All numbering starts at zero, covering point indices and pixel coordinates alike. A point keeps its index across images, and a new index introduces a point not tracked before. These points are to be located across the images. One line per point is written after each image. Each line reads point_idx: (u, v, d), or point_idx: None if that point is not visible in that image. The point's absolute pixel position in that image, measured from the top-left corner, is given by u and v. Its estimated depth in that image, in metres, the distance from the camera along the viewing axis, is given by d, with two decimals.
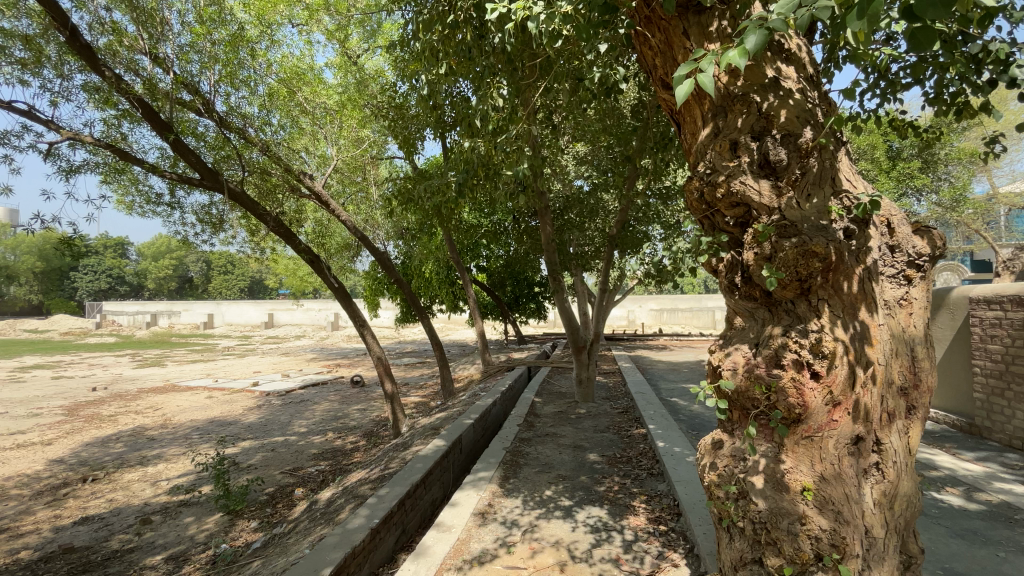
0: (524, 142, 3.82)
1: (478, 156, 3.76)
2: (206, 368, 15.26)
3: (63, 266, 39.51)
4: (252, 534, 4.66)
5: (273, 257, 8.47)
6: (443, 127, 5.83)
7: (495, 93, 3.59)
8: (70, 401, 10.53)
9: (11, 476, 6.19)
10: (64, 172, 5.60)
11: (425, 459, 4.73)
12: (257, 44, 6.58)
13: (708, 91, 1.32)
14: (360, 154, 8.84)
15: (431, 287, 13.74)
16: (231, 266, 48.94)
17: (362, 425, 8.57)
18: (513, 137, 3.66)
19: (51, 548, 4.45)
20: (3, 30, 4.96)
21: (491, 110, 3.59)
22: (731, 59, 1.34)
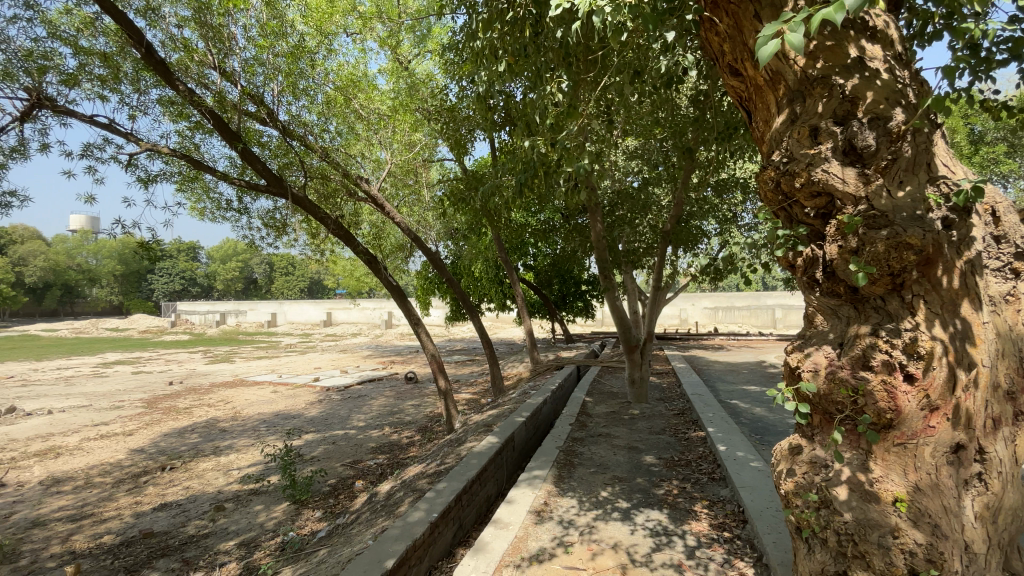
0: (579, 137, 3.76)
1: (535, 154, 3.76)
2: (271, 364, 16.15)
3: (143, 270, 42.92)
4: (316, 523, 4.87)
5: (331, 259, 8.83)
6: (493, 127, 5.87)
7: (553, 87, 3.56)
8: (150, 394, 11.42)
9: (101, 463, 6.78)
10: (144, 181, 6.05)
11: (480, 456, 4.78)
12: (314, 54, 6.86)
13: (794, 52, 1.28)
14: (412, 157, 9.06)
15: (481, 286, 13.92)
16: (291, 267, 51.57)
17: (416, 421, 8.79)
18: (568, 133, 3.62)
19: (137, 530, 4.82)
20: (83, 49, 5.39)
21: (549, 104, 3.56)
22: (827, 16, 1.27)
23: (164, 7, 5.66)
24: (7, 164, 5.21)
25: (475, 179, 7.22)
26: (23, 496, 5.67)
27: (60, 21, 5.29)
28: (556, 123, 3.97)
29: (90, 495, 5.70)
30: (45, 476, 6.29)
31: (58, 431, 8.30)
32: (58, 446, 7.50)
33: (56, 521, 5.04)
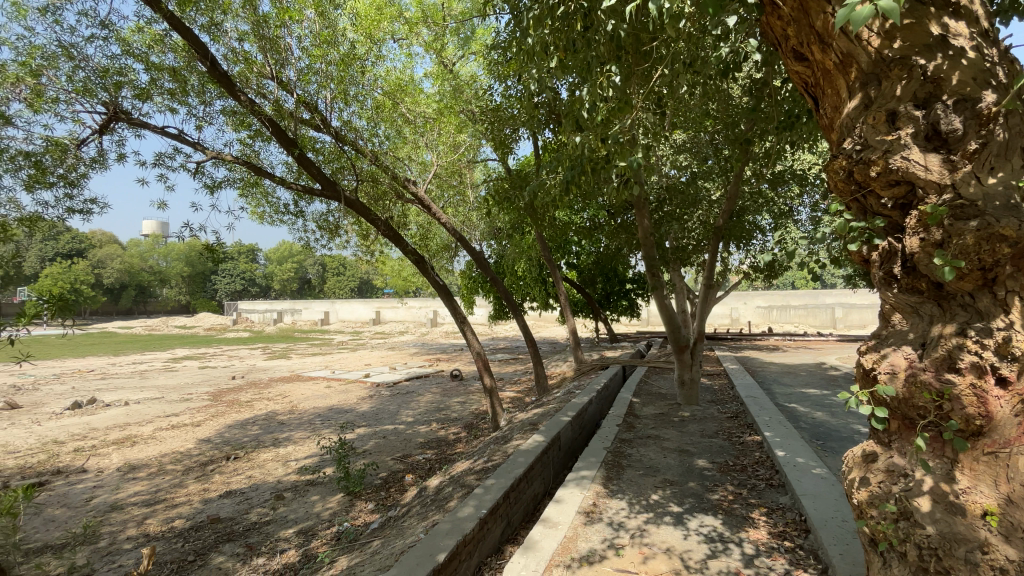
0: (631, 132, 3.68)
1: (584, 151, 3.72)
2: (323, 361, 16.83)
3: (207, 271, 45.75)
4: (368, 515, 5.03)
5: (381, 259, 9.08)
6: (538, 125, 5.85)
7: (606, 81, 3.49)
8: (215, 387, 12.15)
9: (172, 451, 7.28)
10: (210, 188, 6.45)
11: (527, 454, 4.78)
12: (364, 61, 7.08)
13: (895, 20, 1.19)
14: (457, 158, 9.18)
15: (525, 284, 13.95)
16: (341, 267, 53.55)
17: (462, 418, 8.91)
18: (619, 127, 3.54)
19: (205, 515, 5.14)
20: (155, 65, 5.79)
21: (601, 98, 3.50)
22: None
23: (226, 23, 5.99)
24: (90, 174, 5.67)
25: (519, 177, 7.21)
26: (106, 480, 6.16)
27: (134, 39, 5.69)
28: (606, 117, 3.90)
29: (163, 481, 6.12)
30: (125, 462, 6.81)
31: (134, 421, 8.97)
32: (135, 434, 8.11)
33: (134, 504, 5.46)
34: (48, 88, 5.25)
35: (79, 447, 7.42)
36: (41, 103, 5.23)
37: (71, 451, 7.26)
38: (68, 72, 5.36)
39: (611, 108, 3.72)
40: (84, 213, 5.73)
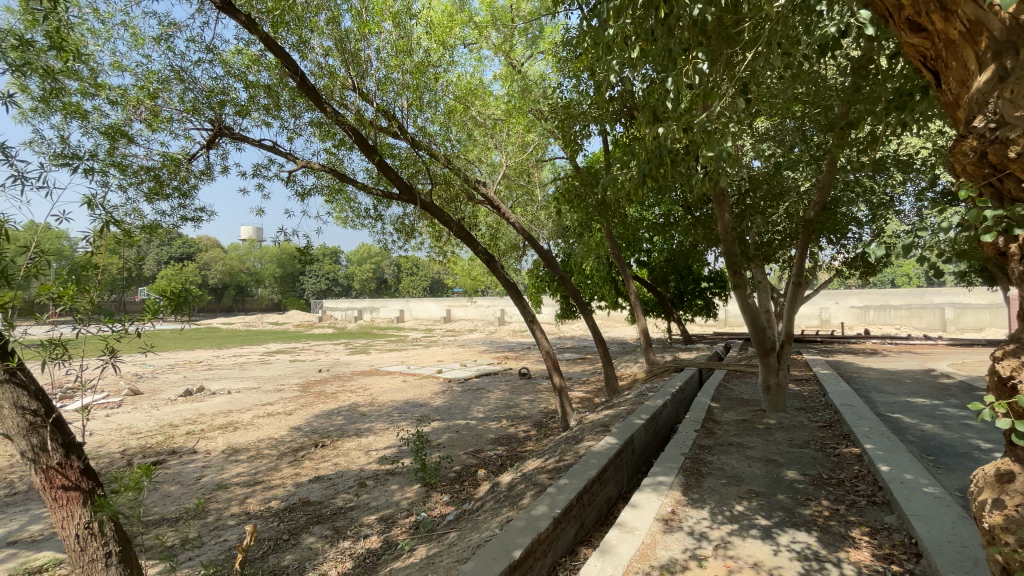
0: (715, 121, 3.50)
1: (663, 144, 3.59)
2: (398, 357, 17.60)
3: (295, 272, 49.45)
4: (444, 507, 5.20)
5: (452, 259, 9.35)
6: (609, 120, 5.74)
7: (691, 69, 3.34)
8: (303, 379, 13.12)
9: (267, 437, 7.93)
10: (301, 195, 6.97)
11: (600, 456, 4.70)
12: (437, 68, 7.31)
13: None
14: (526, 158, 9.22)
15: (594, 283, 13.75)
16: (414, 267, 55.81)
17: (532, 416, 8.96)
18: (702, 116, 3.38)
19: (297, 497, 5.56)
20: (253, 84, 6.33)
21: (685, 87, 3.35)
22: None
23: (313, 40, 6.43)
24: (199, 185, 6.31)
25: (590, 174, 7.10)
26: (213, 461, 6.84)
27: (236, 61, 6.26)
28: (686, 108, 3.73)
29: (260, 464, 6.69)
30: (228, 446, 7.53)
31: (236, 408, 9.89)
32: (236, 420, 8.94)
33: (237, 484, 6.01)
34: (164, 109, 5.91)
35: (191, 430, 8.30)
36: (159, 123, 5.89)
37: (185, 433, 8.14)
38: (181, 94, 5.99)
39: (693, 97, 3.54)
40: (194, 221, 6.39)
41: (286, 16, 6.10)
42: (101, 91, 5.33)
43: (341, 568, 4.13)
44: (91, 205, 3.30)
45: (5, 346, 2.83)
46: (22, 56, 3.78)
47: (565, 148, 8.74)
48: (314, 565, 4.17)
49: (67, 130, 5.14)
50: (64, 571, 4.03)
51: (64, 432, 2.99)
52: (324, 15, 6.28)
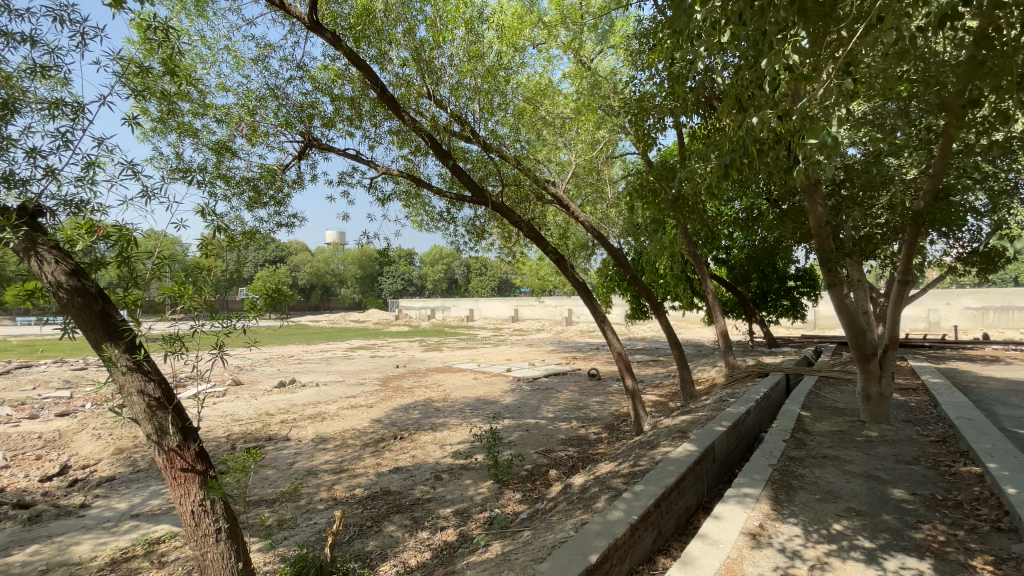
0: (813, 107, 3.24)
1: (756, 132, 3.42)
2: (469, 355, 18.05)
3: (374, 272, 52.13)
4: (517, 505, 5.26)
5: (521, 259, 9.41)
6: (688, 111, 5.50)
7: (786, 52, 3.10)
8: (382, 374, 13.80)
9: (351, 428, 8.44)
10: (381, 201, 7.35)
11: (678, 463, 4.53)
12: (508, 70, 7.41)
13: None
14: (597, 156, 9.08)
15: (667, 282, 13.27)
16: (483, 268, 56.92)
17: (602, 418, 8.82)
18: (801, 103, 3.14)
19: (379, 486, 5.86)
20: (338, 97, 6.76)
21: (780, 72, 3.13)
22: None
23: (391, 52, 6.75)
24: (292, 193, 6.83)
25: (665, 168, 6.84)
26: (304, 449, 7.39)
27: (322, 77, 6.71)
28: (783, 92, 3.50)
29: (345, 453, 7.14)
30: (317, 434, 8.09)
31: (322, 400, 10.62)
32: (324, 411, 9.60)
33: (325, 471, 6.44)
34: (261, 125, 6.46)
35: (285, 419, 9.02)
36: (257, 137, 6.45)
37: (280, 422, 8.86)
38: (276, 110, 6.53)
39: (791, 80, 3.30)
40: (287, 226, 6.93)
41: (366, 30, 6.45)
42: (208, 110, 5.93)
43: (420, 557, 4.30)
44: (203, 216, 3.69)
45: (134, 340, 3.22)
46: (142, 82, 4.28)
47: (637, 144, 8.50)
48: (395, 552, 4.38)
49: (181, 147, 5.76)
50: (180, 542, 4.52)
51: (182, 417, 3.35)
52: (402, 28, 6.56)
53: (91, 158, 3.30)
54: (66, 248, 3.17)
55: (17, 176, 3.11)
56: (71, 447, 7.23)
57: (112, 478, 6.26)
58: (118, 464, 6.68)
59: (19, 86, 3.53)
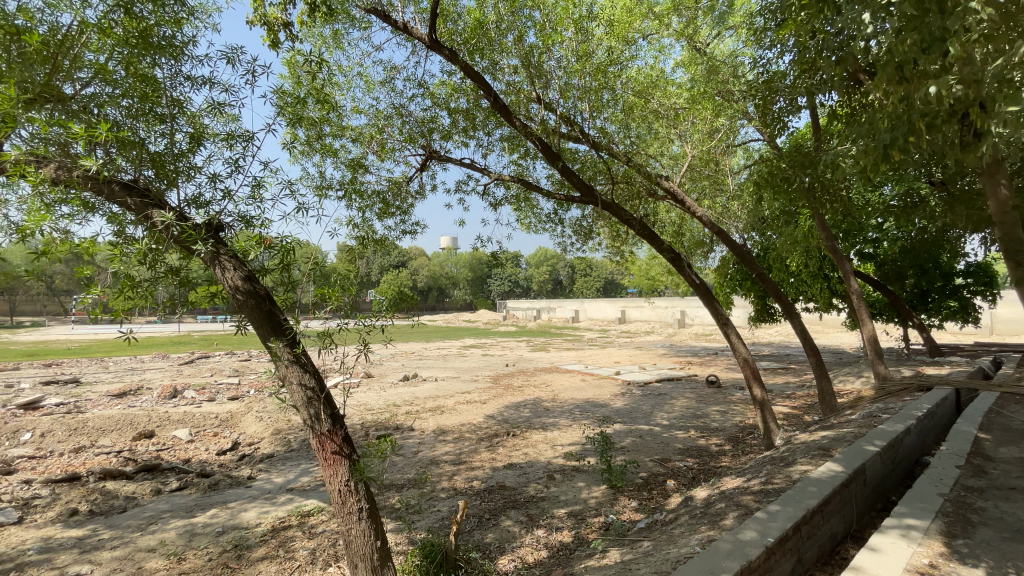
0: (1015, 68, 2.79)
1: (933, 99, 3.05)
2: (577, 356, 17.95)
3: (483, 273, 54.15)
4: (633, 513, 5.12)
5: (630, 258, 9.09)
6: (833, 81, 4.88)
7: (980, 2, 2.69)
8: (494, 372, 14.28)
9: (467, 422, 8.85)
10: (493, 206, 7.60)
11: (820, 484, 4.05)
12: (618, 65, 7.22)
13: None
14: (715, 146, 8.49)
15: (799, 281, 11.95)
16: (589, 268, 56.35)
17: (725, 429, 8.22)
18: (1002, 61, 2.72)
19: (495, 481, 6.06)
20: (454, 109, 7.14)
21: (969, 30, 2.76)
22: None
23: (502, 61, 6.97)
24: (415, 204, 7.35)
25: (798, 154, 6.16)
26: (426, 439, 7.90)
27: (440, 92, 7.14)
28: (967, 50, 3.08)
29: (463, 446, 7.50)
30: (437, 427, 8.62)
31: (440, 394, 11.28)
32: (442, 405, 10.21)
33: (445, 461, 6.82)
34: (388, 141, 7.05)
35: (409, 410, 9.74)
36: (385, 153, 7.04)
37: (404, 413, 9.58)
38: (401, 127, 7.08)
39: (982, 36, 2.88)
40: (411, 233, 7.45)
41: (479, 42, 6.76)
42: (345, 132, 6.61)
43: (537, 555, 4.36)
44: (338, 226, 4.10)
45: (294, 336, 3.70)
46: (292, 111, 4.89)
47: (762, 130, 7.77)
48: (513, 547, 4.49)
49: (324, 166, 6.48)
50: (326, 517, 5.09)
51: (331, 405, 3.75)
52: (512, 36, 6.73)
53: (256, 180, 3.83)
54: (241, 256, 3.72)
55: (203, 198, 3.73)
56: (239, 427, 8.52)
57: (271, 455, 7.28)
58: (276, 443, 7.73)
59: (202, 122, 4.23)
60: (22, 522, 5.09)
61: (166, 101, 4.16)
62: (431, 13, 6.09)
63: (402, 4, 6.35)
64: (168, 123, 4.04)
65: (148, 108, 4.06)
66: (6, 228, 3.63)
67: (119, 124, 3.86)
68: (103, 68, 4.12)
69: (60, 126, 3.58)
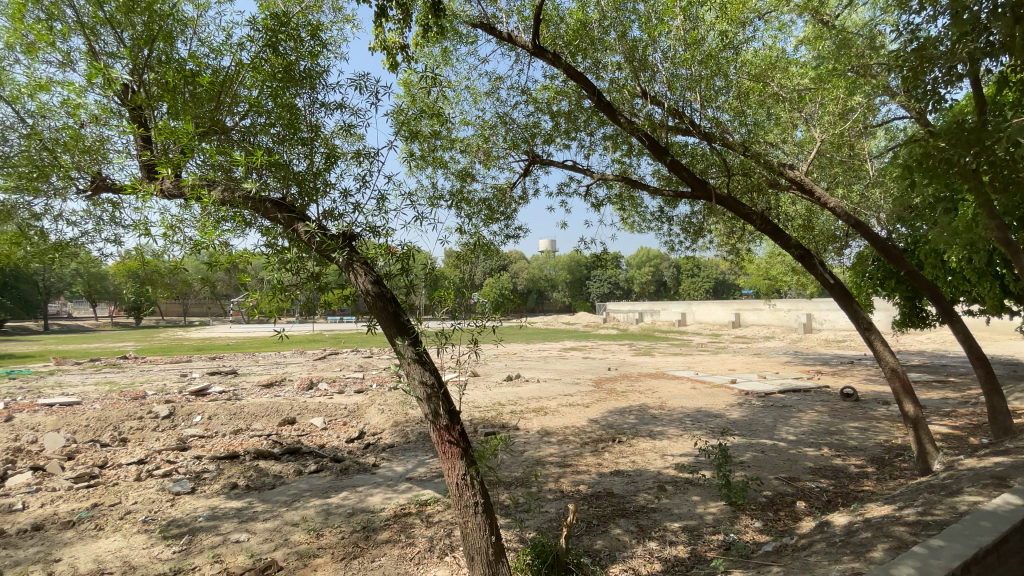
0: None
1: None
2: (686, 361, 17.02)
3: (584, 275, 53.83)
4: (758, 535, 4.70)
5: (747, 257, 8.41)
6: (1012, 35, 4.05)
7: None
8: (597, 376, 14.06)
9: (572, 425, 8.81)
10: (596, 206, 7.49)
11: (996, 519, 3.40)
12: (731, 49, 6.72)
13: None
14: (849, 128, 7.54)
15: (959, 280, 10.16)
16: (697, 268, 53.29)
17: (866, 449, 7.24)
18: None
19: (602, 487, 5.95)
20: (557, 111, 7.15)
21: None
22: None
23: (605, 59, 6.85)
24: (518, 209, 7.51)
25: (958, 129, 5.24)
26: (531, 439, 8.01)
27: (543, 97, 7.22)
28: None
29: (568, 449, 7.47)
30: (542, 428, 8.69)
31: (544, 396, 11.36)
32: (546, 406, 10.27)
33: (551, 463, 6.85)
34: (493, 149, 7.28)
35: (514, 410, 9.95)
36: (491, 161, 7.28)
37: (510, 412, 9.80)
38: (505, 135, 7.28)
39: None
40: (515, 238, 7.61)
41: (581, 43, 6.73)
42: (454, 143, 6.95)
43: (650, 568, 4.19)
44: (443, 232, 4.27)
45: (417, 335, 3.94)
46: (408, 127, 5.25)
47: (908, 105, 6.77)
48: (624, 557, 4.35)
49: (435, 177, 6.87)
50: (441, 508, 5.37)
51: (449, 401, 3.94)
52: (616, 32, 6.57)
53: (381, 194, 4.16)
54: (370, 262, 4.05)
55: (337, 211, 4.12)
56: (364, 418, 9.34)
57: (392, 445, 7.88)
58: (395, 435, 8.35)
59: (334, 143, 4.70)
60: (195, 492, 6.03)
61: (306, 127, 4.69)
62: (534, 20, 6.18)
63: (506, 14, 6.53)
64: (306, 145, 4.54)
65: (291, 134, 4.61)
66: (183, 242, 4.34)
67: (269, 150, 4.43)
68: (257, 103, 4.77)
69: (224, 154, 4.20)
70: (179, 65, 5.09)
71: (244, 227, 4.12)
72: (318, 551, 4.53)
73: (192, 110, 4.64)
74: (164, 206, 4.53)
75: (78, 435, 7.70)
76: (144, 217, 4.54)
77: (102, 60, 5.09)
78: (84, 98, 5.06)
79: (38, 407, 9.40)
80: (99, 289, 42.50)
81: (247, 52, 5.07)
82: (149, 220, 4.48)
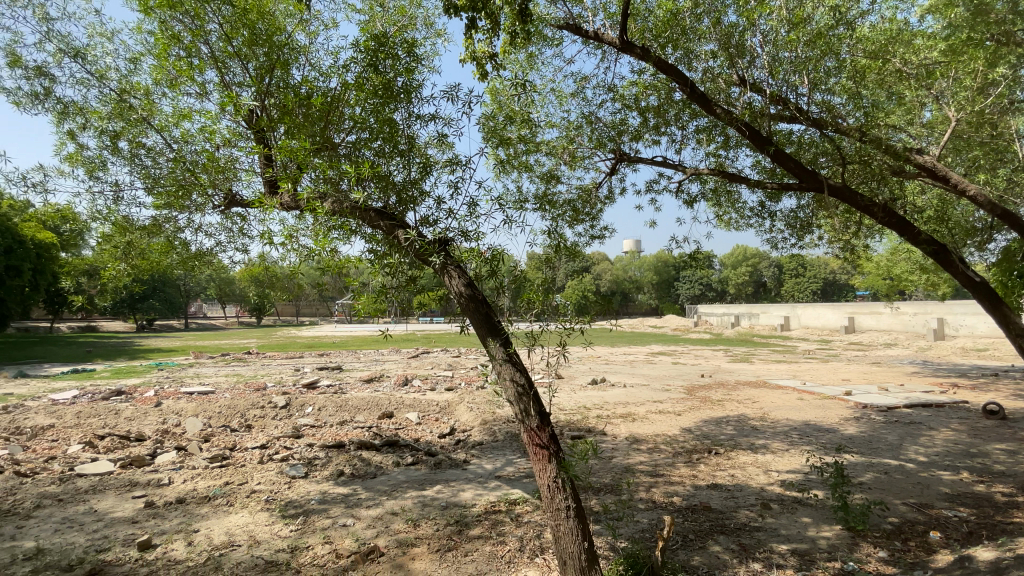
0: None
1: None
2: (790, 369, 15.66)
3: (672, 275, 51.58)
4: (883, 565, 4.19)
5: (864, 255, 7.55)
6: None
7: None
8: (689, 382, 13.38)
9: (663, 433, 8.46)
10: (689, 203, 7.15)
11: None
12: (844, 25, 6.10)
13: None
14: (992, 103, 6.51)
15: None
16: (801, 267, 48.97)
17: (1020, 475, 6.16)
18: None
19: (698, 500, 5.64)
20: (645, 106, 6.93)
21: None
22: None
23: (698, 49, 6.52)
24: (605, 209, 7.40)
25: None
26: (620, 445, 7.81)
27: (631, 93, 7.05)
28: None
29: (659, 458, 7.19)
30: (630, 434, 8.45)
31: (632, 401, 11.05)
32: (634, 412, 9.97)
33: (642, 471, 6.62)
34: (579, 150, 7.23)
35: (601, 414, 9.77)
36: (577, 162, 7.23)
37: (596, 416, 9.64)
38: (591, 134, 7.20)
39: None
40: (601, 239, 7.48)
41: (673, 34, 6.44)
42: (540, 146, 7.00)
43: None
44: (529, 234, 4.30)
45: (507, 337, 4.04)
46: (497, 133, 5.39)
47: None
48: None
49: (522, 180, 6.97)
50: (530, 509, 5.42)
51: (539, 403, 3.98)
52: (710, 19, 6.23)
53: (472, 199, 4.29)
54: (462, 265, 4.19)
55: (432, 218, 4.31)
56: (454, 415, 9.69)
57: (481, 443, 8.08)
58: (484, 433, 8.55)
59: (428, 153, 4.93)
60: (308, 477, 6.63)
61: (403, 140, 4.98)
62: (622, 15, 6.04)
63: (592, 13, 6.46)
64: (404, 157, 4.82)
65: (391, 146, 4.92)
66: (297, 248, 4.78)
67: (371, 162, 4.74)
68: (361, 119, 5.15)
69: (334, 169, 4.57)
70: (294, 89, 5.63)
71: (350, 234, 4.46)
72: (416, 541, 4.76)
73: (306, 130, 5.08)
74: (283, 217, 5.04)
75: (213, 420, 8.78)
76: (267, 227, 5.07)
77: (232, 90, 5.77)
78: (217, 124, 5.75)
79: (181, 395, 10.88)
80: (227, 292, 48.31)
81: (352, 72, 5.49)
82: (272, 230, 5.00)
